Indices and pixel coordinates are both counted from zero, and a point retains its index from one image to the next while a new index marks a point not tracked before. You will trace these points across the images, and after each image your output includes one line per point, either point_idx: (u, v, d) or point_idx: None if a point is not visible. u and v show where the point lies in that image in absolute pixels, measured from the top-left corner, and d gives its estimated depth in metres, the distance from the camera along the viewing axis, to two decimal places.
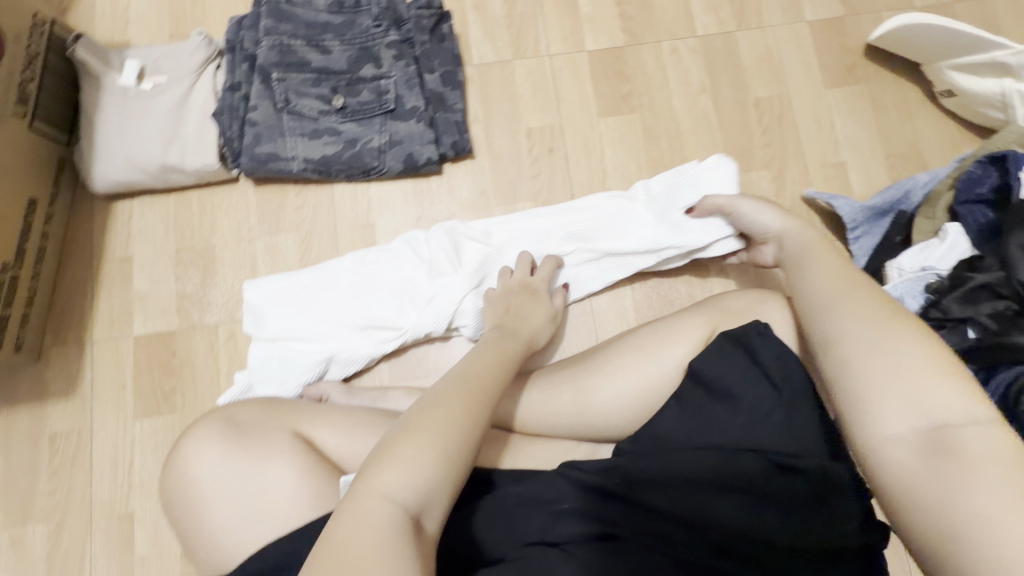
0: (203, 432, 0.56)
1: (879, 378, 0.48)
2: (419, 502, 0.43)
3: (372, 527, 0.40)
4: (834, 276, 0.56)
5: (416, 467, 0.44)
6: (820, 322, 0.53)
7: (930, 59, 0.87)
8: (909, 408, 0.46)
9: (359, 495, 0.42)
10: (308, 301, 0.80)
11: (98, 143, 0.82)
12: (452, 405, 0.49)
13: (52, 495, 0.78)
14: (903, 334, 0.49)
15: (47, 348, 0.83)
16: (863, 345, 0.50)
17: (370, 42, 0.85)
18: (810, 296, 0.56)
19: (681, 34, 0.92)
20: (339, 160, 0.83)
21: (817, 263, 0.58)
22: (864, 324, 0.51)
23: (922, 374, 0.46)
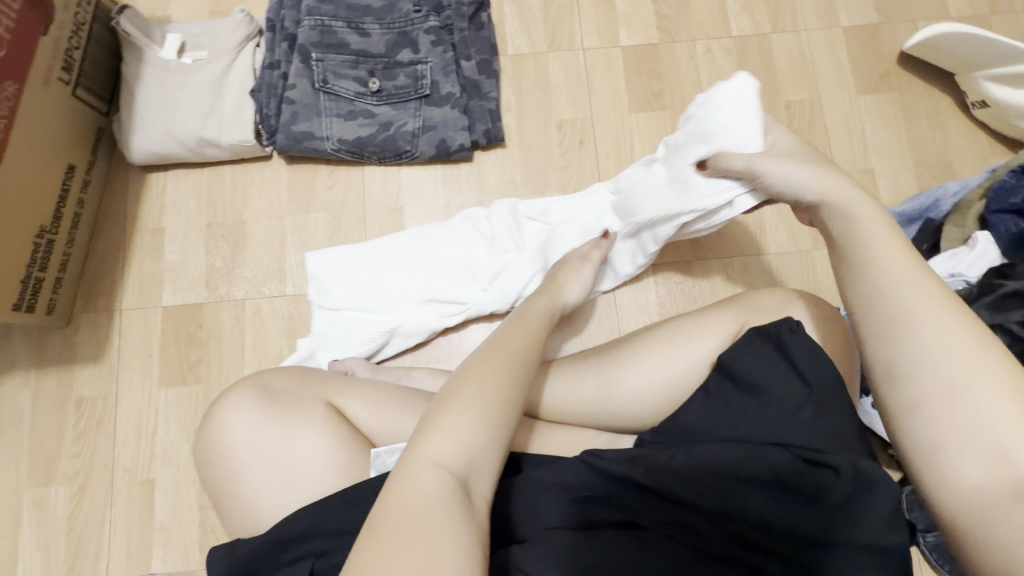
0: (238, 397, 0.57)
1: (951, 408, 0.42)
2: (464, 465, 0.43)
3: (420, 489, 0.41)
4: (909, 281, 0.47)
5: (462, 433, 0.44)
6: (883, 343, 0.46)
7: (964, 70, 0.87)
8: (988, 458, 0.40)
9: (404, 461, 0.43)
10: (371, 272, 0.81)
11: (137, 114, 0.83)
12: (485, 374, 0.49)
13: (76, 457, 0.79)
14: (982, 369, 0.42)
15: (78, 313, 0.84)
16: (933, 380, 0.43)
17: (408, 26, 0.86)
18: (873, 305, 0.48)
19: (715, 34, 0.92)
20: (372, 142, 0.84)
21: (886, 259, 0.48)
22: (940, 352, 0.43)
23: (1006, 414, 0.40)
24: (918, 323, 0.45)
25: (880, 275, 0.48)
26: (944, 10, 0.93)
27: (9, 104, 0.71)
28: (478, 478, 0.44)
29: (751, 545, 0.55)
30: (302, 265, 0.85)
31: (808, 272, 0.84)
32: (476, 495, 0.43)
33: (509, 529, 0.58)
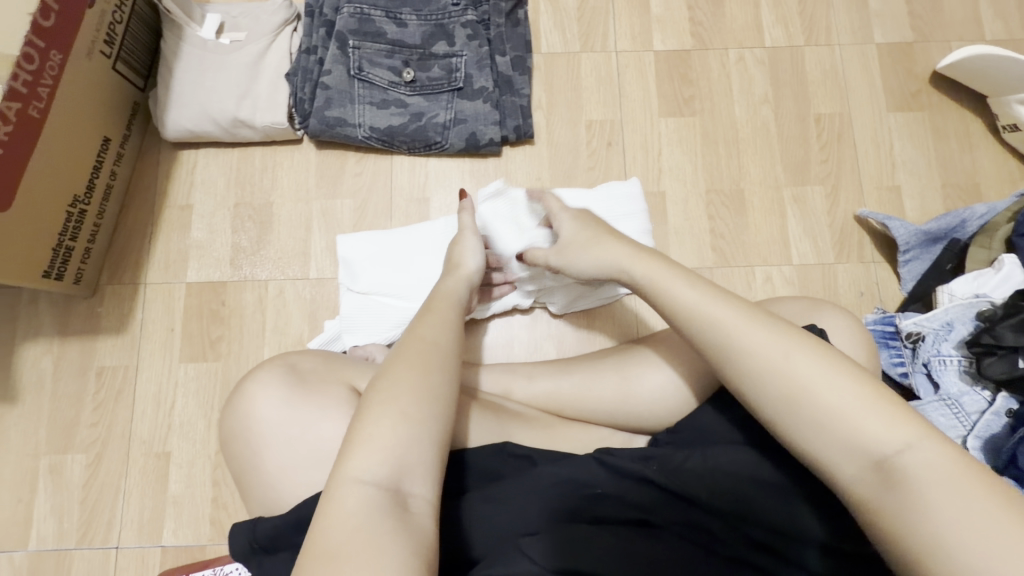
0: (266, 375, 0.58)
1: (812, 418, 0.45)
2: (392, 476, 0.44)
3: (349, 509, 0.42)
4: (716, 307, 0.51)
5: (380, 444, 0.45)
6: (730, 375, 0.49)
7: (997, 92, 0.87)
8: (848, 451, 0.43)
9: (332, 482, 0.44)
10: (398, 258, 0.82)
11: (173, 91, 0.84)
12: (396, 380, 0.49)
13: (94, 426, 0.80)
14: (808, 370, 0.46)
15: (103, 284, 0.85)
16: (777, 396, 0.46)
17: (446, 19, 0.86)
18: (704, 338, 0.51)
19: (748, 43, 0.92)
20: (403, 132, 0.85)
21: (682, 291, 0.54)
22: (772, 360, 0.47)
23: (852, 412, 0.44)
24: (745, 344, 0.48)
25: (689, 310, 0.52)
26: (979, 32, 0.93)
27: (53, 74, 0.72)
28: (412, 480, 0.45)
29: (763, 546, 0.56)
30: (326, 250, 0.86)
31: (829, 285, 0.84)
32: (416, 498, 0.44)
33: (517, 521, 0.57)
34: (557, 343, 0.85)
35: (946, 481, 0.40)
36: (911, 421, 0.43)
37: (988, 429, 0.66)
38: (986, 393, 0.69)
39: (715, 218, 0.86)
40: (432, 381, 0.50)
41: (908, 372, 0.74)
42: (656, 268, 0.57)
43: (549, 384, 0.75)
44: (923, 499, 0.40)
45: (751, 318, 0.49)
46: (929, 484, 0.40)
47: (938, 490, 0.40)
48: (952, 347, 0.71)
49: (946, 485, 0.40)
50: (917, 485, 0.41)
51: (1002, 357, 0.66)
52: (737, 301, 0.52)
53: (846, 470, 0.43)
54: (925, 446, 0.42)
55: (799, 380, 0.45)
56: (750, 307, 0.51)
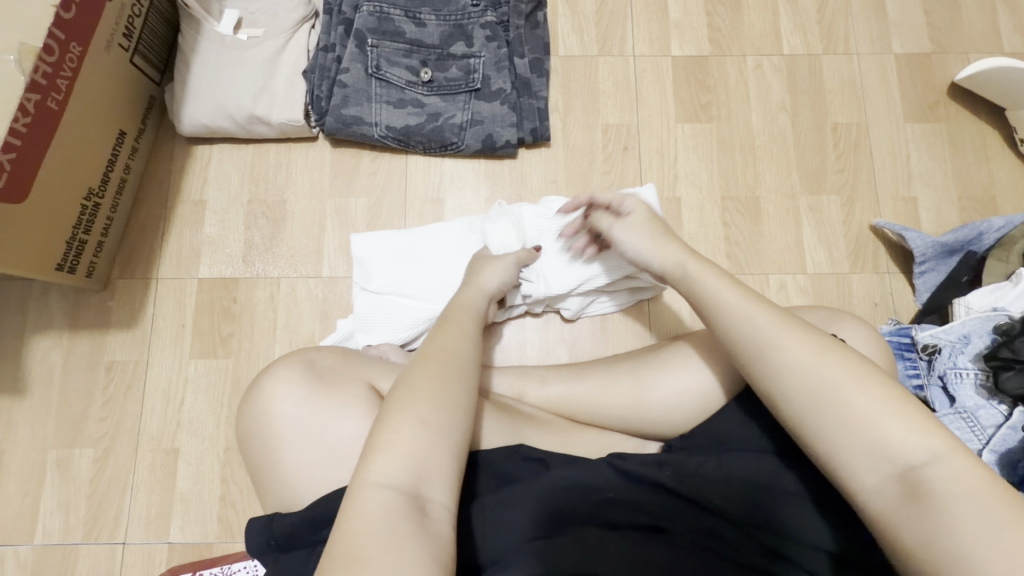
0: (284, 373, 0.57)
1: (840, 427, 0.45)
2: (412, 481, 0.44)
3: (370, 514, 0.41)
4: (753, 308, 0.51)
5: (402, 449, 0.44)
6: (759, 375, 0.50)
7: (1015, 105, 0.87)
8: (873, 458, 0.43)
9: (352, 487, 0.44)
10: (418, 256, 0.81)
11: (190, 86, 0.84)
12: (415, 387, 0.48)
13: (103, 421, 0.80)
14: (838, 376, 0.46)
15: (115, 279, 0.84)
16: (804, 398, 0.46)
17: (465, 20, 0.86)
18: (738, 336, 0.51)
19: (767, 51, 0.92)
20: (420, 131, 0.85)
21: (718, 290, 0.55)
22: (804, 367, 0.47)
23: (878, 422, 0.44)
24: (780, 344, 0.49)
25: (722, 309, 0.53)
26: (997, 44, 0.93)
27: (73, 66, 0.72)
28: (431, 486, 0.44)
29: (779, 554, 0.55)
30: (339, 249, 0.86)
31: (843, 295, 0.84)
32: (434, 504, 0.44)
33: (529, 524, 0.56)
34: (569, 347, 0.84)
35: (969, 495, 0.40)
36: (938, 437, 0.43)
37: (1004, 444, 0.65)
38: (1002, 407, 0.68)
39: (730, 225, 0.86)
40: (449, 388, 0.49)
41: (923, 385, 0.73)
42: (694, 266, 0.58)
43: (563, 389, 0.75)
44: (947, 512, 0.40)
45: (786, 322, 0.50)
46: (953, 498, 0.40)
47: (962, 505, 0.40)
48: (968, 361, 0.71)
49: (971, 500, 0.40)
50: (944, 499, 0.41)
51: (1020, 371, 0.65)
52: (772, 304, 0.52)
53: (870, 477, 0.43)
54: (953, 462, 0.42)
55: (829, 383, 0.46)
56: (784, 314, 0.51)
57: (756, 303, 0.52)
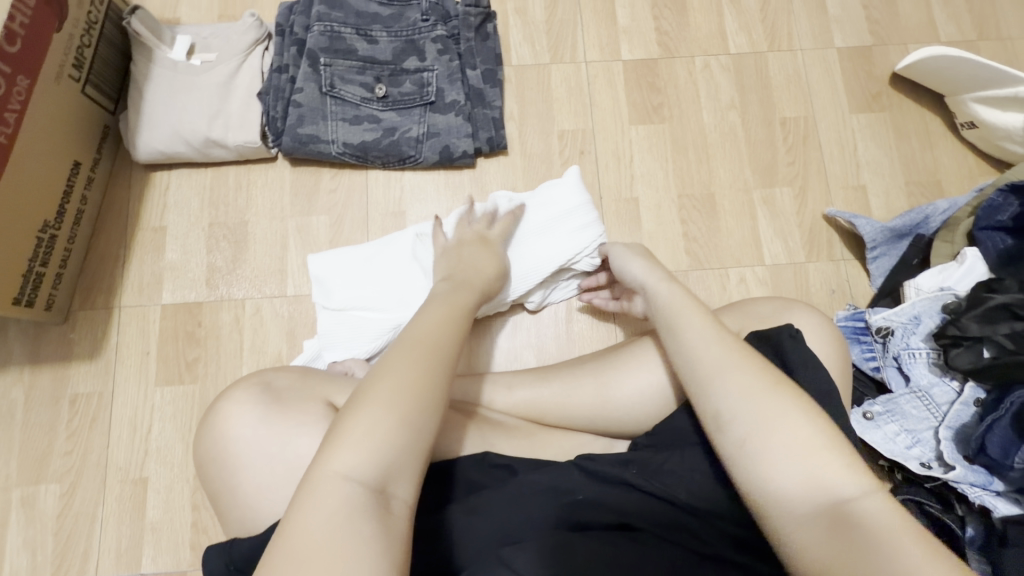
0: (242, 394, 0.58)
1: (781, 464, 0.45)
2: (379, 476, 0.43)
3: (330, 507, 0.41)
4: (708, 342, 0.52)
5: (366, 443, 0.44)
6: (702, 395, 0.50)
7: (954, 92, 0.90)
8: (809, 491, 0.44)
9: (312, 477, 0.43)
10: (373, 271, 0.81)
11: (144, 113, 0.84)
12: (395, 374, 0.48)
13: (68, 455, 0.79)
14: (786, 407, 0.46)
15: (76, 311, 0.84)
16: (750, 419, 0.47)
17: (416, 35, 0.87)
18: (691, 363, 0.52)
19: (714, 51, 0.95)
20: (377, 146, 0.85)
21: (690, 326, 0.54)
22: (756, 404, 0.47)
23: (810, 454, 0.45)
24: (726, 374, 0.50)
25: (692, 340, 0.53)
26: (934, 35, 0.96)
27: (21, 98, 0.72)
28: (396, 483, 0.44)
29: (742, 544, 0.56)
30: (303, 267, 0.86)
31: (801, 284, 0.86)
32: (396, 500, 0.44)
33: (498, 531, 0.56)
34: (536, 351, 0.85)
35: (894, 531, 0.41)
36: (866, 476, 0.44)
37: (959, 419, 0.68)
38: (954, 383, 0.71)
39: (688, 223, 0.88)
40: (433, 388, 0.48)
41: (880, 366, 0.76)
42: (666, 293, 0.59)
43: (528, 393, 0.75)
44: (875, 546, 0.41)
45: (739, 358, 0.50)
46: (880, 533, 0.41)
47: (890, 540, 0.41)
48: (920, 341, 0.73)
49: (897, 534, 0.41)
50: (872, 535, 0.41)
51: (968, 348, 0.68)
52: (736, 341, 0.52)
53: (800, 505, 0.44)
54: (874, 500, 0.43)
55: (778, 408, 0.47)
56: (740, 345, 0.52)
57: (720, 331, 0.53)
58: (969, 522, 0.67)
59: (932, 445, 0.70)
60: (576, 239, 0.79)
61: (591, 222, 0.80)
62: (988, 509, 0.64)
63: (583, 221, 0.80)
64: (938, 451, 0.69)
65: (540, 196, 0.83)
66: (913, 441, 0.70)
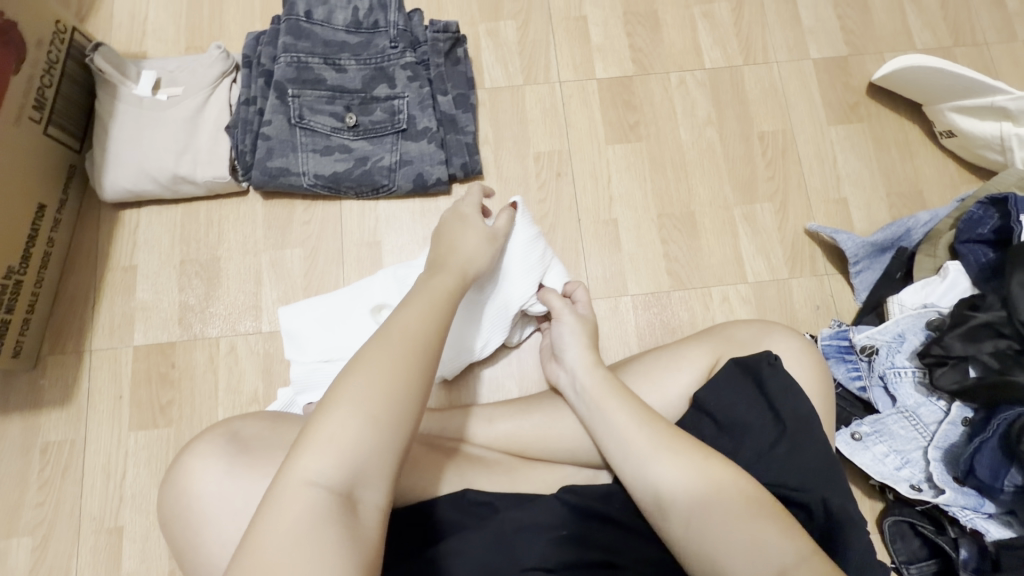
0: (206, 447, 0.56)
1: (721, 541, 0.50)
2: (346, 480, 0.43)
3: (293, 513, 0.40)
4: (631, 432, 0.57)
5: (332, 449, 0.43)
6: (641, 478, 0.55)
7: (932, 101, 0.89)
8: (754, 565, 0.49)
9: (279, 484, 0.42)
10: (338, 319, 0.79)
11: (110, 152, 0.82)
12: (368, 375, 0.46)
13: (40, 507, 0.77)
14: (722, 481, 0.52)
15: (45, 356, 0.82)
16: (690, 497, 0.52)
17: (385, 62, 0.86)
18: (621, 452, 0.57)
19: (689, 67, 0.94)
20: (349, 177, 0.84)
21: (617, 414, 0.59)
22: (692, 483, 0.53)
23: (745, 527, 0.50)
24: (657, 458, 0.55)
25: (618, 427, 0.58)
26: (909, 43, 0.95)
27: None
28: (366, 487, 0.43)
29: None
30: (278, 302, 0.84)
31: (785, 301, 0.84)
32: (366, 504, 0.43)
33: None
34: (518, 380, 0.84)
35: None
36: (802, 542, 0.50)
37: (947, 439, 0.69)
38: (941, 403, 0.71)
39: (669, 242, 0.87)
40: (410, 393, 0.47)
41: (866, 386, 0.74)
42: (592, 379, 0.64)
43: (509, 425, 0.73)
44: None
45: (663, 440, 0.56)
46: None
47: None
48: (905, 359, 0.72)
49: None
50: None
51: (954, 367, 0.68)
52: (664, 425, 0.57)
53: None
54: (808, 566, 0.48)
55: (712, 486, 0.52)
56: (665, 422, 0.58)
57: (644, 416, 0.58)
58: (962, 544, 0.65)
59: (921, 465, 0.70)
60: (522, 286, 0.76)
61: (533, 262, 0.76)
62: (981, 533, 0.64)
63: (527, 264, 0.76)
64: (928, 472, 0.69)
65: None
66: (903, 462, 0.70)
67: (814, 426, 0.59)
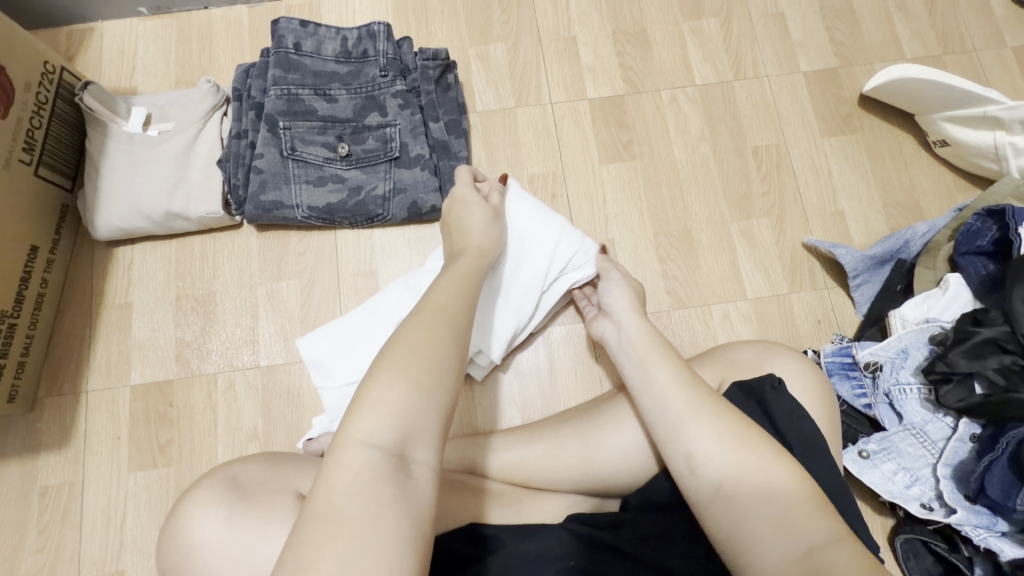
0: (206, 494, 0.55)
1: (755, 509, 0.48)
2: (398, 440, 0.42)
3: (351, 474, 0.40)
4: (672, 390, 0.55)
5: (385, 408, 0.42)
6: (675, 439, 0.53)
7: (924, 111, 0.89)
8: (779, 538, 0.46)
9: (334, 446, 0.42)
10: (354, 336, 0.78)
11: (102, 190, 0.82)
12: (411, 346, 0.46)
13: (39, 553, 0.75)
14: (759, 456, 0.50)
15: (42, 399, 0.81)
16: (724, 470, 0.50)
17: (375, 91, 0.86)
18: (656, 411, 0.56)
19: (680, 84, 0.93)
20: (343, 208, 0.83)
21: (660, 371, 0.58)
22: (727, 452, 0.51)
23: (777, 500, 0.48)
24: (694, 423, 0.53)
25: (660, 384, 0.57)
26: (899, 53, 0.96)
27: None
28: (417, 447, 0.43)
29: None
30: (275, 335, 0.83)
31: (786, 317, 0.84)
32: (419, 464, 0.42)
33: None
34: (520, 408, 0.83)
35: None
36: (837, 526, 0.46)
37: (956, 456, 0.68)
38: (948, 419, 0.70)
39: (667, 260, 0.86)
40: (445, 358, 0.46)
41: (871, 403, 0.74)
42: (639, 334, 0.63)
43: (512, 455, 0.72)
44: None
45: (702, 407, 0.53)
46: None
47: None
48: (909, 375, 0.72)
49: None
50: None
51: (960, 383, 0.68)
52: (709, 391, 0.55)
53: (772, 556, 0.46)
54: (844, 549, 0.44)
55: (750, 458, 0.50)
56: (706, 386, 0.56)
57: (689, 377, 0.56)
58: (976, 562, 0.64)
59: (931, 483, 0.69)
60: (571, 252, 0.78)
61: (580, 235, 0.79)
62: (995, 552, 0.63)
63: (568, 237, 0.78)
64: (938, 489, 0.68)
65: (528, 223, 0.78)
66: (912, 479, 0.69)
67: (824, 449, 0.58)
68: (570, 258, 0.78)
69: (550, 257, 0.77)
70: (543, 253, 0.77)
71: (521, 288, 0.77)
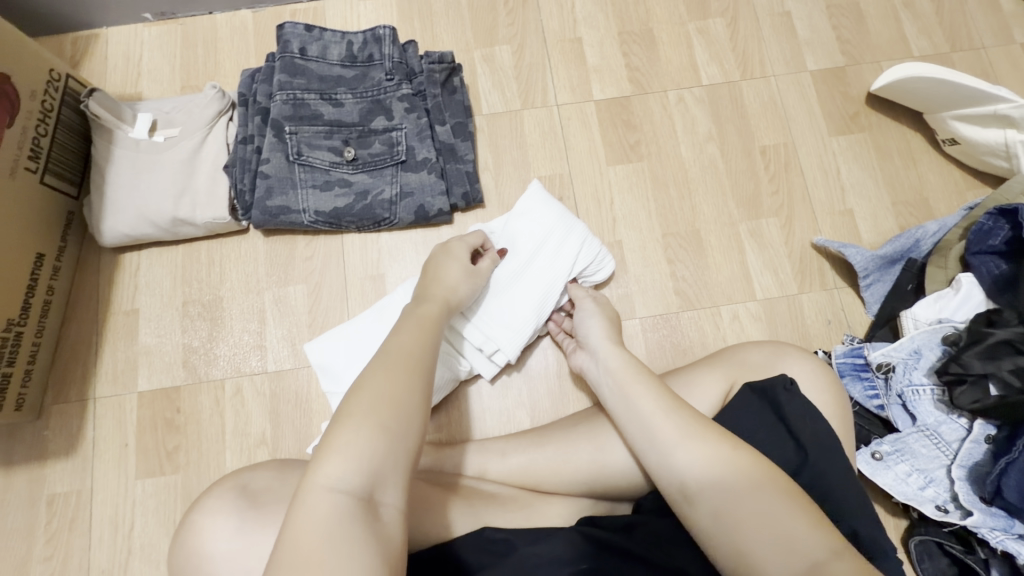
0: (216, 503, 0.55)
1: (752, 528, 0.47)
2: (367, 483, 0.42)
3: (320, 519, 0.39)
4: (654, 419, 0.55)
5: (353, 452, 0.42)
6: (666, 467, 0.53)
7: (933, 109, 0.89)
8: (780, 554, 0.45)
9: (300, 492, 0.41)
10: (360, 343, 0.78)
11: (107, 197, 0.82)
12: (378, 385, 0.47)
13: (48, 561, 0.75)
14: (751, 472, 0.50)
15: (49, 406, 0.81)
16: (717, 490, 0.50)
17: (381, 95, 0.86)
18: (640, 443, 0.56)
19: (686, 84, 0.93)
20: (350, 212, 0.83)
21: (644, 398, 0.58)
22: (721, 473, 0.50)
23: (765, 512, 0.47)
24: (682, 450, 0.52)
25: (644, 413, 0.57)
26: (907, 50, 0.95)
27: None
28: (385, 490, 0.43)
29: None
30: (283, 340, 0.83)
31: (796, 317, 0.83)
32: (386, 507, 0.42)
33: None
34: (529, 410, 0.83)
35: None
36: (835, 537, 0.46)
37: (971, 458, 0.68)
38: (962, 420, 0.70)
39: (675, 261, 0.86)
40: (413, 400, 0.47)
41: (884, 404, 0.74)
42: (617, 362, 0.63)
43: (522, 458, 0.72)
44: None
45: (686, 432, 0.53)
46: None
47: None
48: (922, 376, 0.71)
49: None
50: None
51: (974, 385, 0.67)
52: (691, 413, 0.55)
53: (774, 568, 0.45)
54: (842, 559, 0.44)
55: (744, 479, 0.50)
56: (688, 409, 0.56)
57: (671, 402, 0.56)
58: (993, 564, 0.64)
59: (946, 485, 0.68)
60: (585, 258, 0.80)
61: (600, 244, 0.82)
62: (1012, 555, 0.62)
63: (582, 243, 0.80)
64: (952, 491, 0.68)
65: (546, 229, 0.80)
66: (926, 481, 0.69)
67: (841, 453, 0.57)
68: (588, 265, 0.80)
69: (571, 261, 0.79)
70: (563, 258, 0.79)
71: (539, 289, 0.78)
